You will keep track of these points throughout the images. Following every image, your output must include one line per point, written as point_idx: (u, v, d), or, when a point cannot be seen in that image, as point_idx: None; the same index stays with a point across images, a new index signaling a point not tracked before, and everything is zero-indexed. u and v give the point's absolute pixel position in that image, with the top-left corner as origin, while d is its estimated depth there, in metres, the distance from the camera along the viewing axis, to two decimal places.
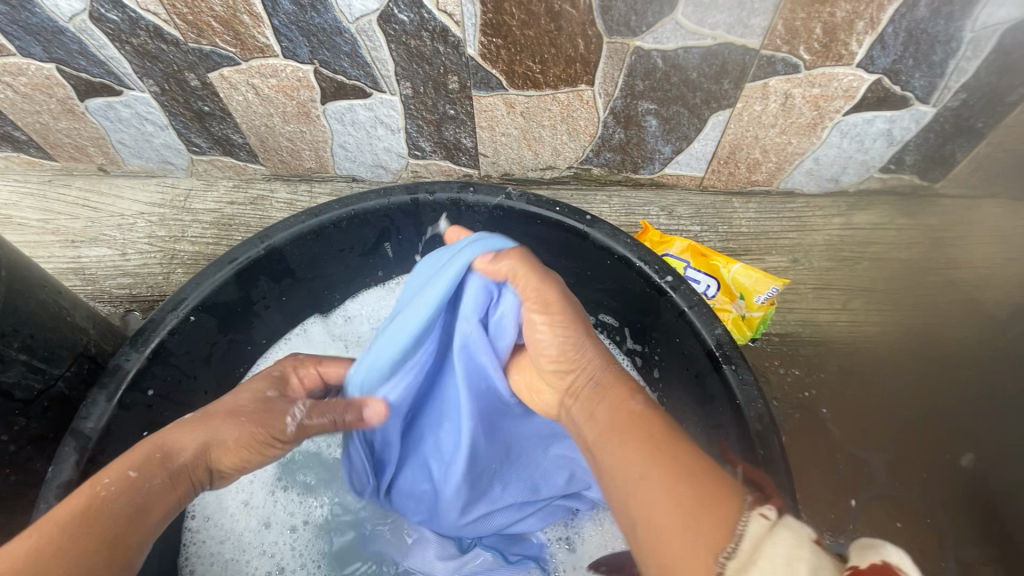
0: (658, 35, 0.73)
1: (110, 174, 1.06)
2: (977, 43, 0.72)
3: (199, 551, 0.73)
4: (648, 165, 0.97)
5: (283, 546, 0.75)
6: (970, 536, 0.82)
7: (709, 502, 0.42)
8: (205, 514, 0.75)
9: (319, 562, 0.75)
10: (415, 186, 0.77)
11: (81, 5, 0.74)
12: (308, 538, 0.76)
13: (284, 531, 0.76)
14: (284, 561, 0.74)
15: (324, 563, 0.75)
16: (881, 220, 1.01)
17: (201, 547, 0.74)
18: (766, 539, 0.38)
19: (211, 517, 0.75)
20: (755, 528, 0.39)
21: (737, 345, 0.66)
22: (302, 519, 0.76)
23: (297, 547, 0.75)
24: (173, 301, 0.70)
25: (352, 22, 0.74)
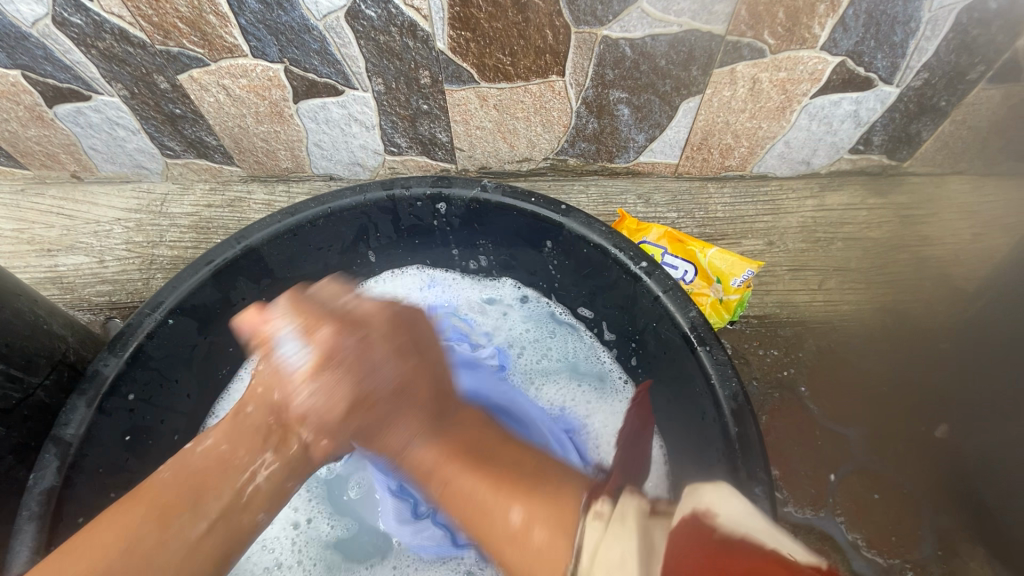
0: (625, 23, 0.74)
1: (83, 181, 1.05)
2: (935, 23, 0.73)
3: None
4: (623, 154, 0.98)
5: (282, 540, 0.77)
6: (945, 505, 0.84)
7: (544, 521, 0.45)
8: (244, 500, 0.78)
9: (315, 560, 0.76)
10: (391, 182, 0.78)
11: (43, 9, 0.73)
12: (306, 536, 0.77)
13: (285, 527, 0.77)
14: (280, 556, 0.76)
15: (319, 561, 0.76)
16: (853, 200, 1.03)
17: None
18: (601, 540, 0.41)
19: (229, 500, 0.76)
20: (591, 531, 0.42)
21: (711, 327, 0.67)
22: (303, 517, 0.78)
23: (294, 544, 0.77)
24: (150, 305, 0.70)
25: (320, 19, 0.74)
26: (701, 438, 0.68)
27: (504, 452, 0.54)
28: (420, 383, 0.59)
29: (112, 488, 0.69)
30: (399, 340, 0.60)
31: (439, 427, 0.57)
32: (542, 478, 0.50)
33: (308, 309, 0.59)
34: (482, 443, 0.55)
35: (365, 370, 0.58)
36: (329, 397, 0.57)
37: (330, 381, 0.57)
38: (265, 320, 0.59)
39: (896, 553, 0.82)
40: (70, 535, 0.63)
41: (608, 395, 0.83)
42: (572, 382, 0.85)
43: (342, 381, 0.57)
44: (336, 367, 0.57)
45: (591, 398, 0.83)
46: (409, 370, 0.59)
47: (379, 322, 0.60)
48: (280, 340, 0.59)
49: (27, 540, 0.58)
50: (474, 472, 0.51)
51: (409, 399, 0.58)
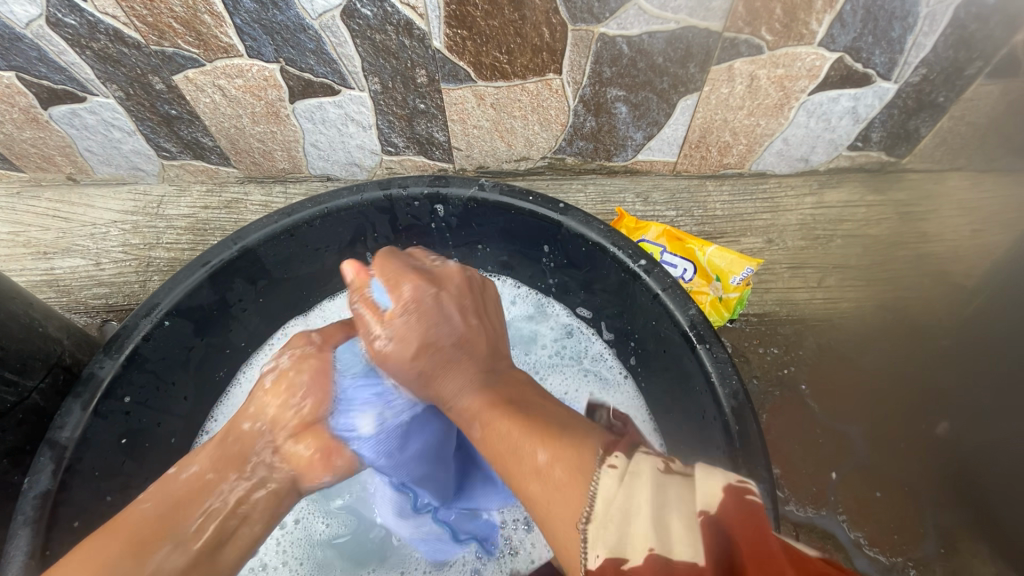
0: (622, 20, 0.73)
1: (79, 183, 1.05)
2: (933, 18, 0.73)
3: None
4: (621, 152, 0.98)
5: (268, 540, 0.76)
6: (947, 502, 0.84)
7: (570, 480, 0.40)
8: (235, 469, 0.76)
9: (302, 561, 0.76)
10: (388, 182, 0.77)
11: (37, 10, 0.73)
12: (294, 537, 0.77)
13: (273, 527, 0.77)
14: (264, 557, 0.75)
15: (306, 561, 0.76)
16: (852, 197, 1.02)
17: None
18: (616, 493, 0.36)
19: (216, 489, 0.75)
20: (608, 482, 0.37)
21: (711, 325, 0.67)
22: (291, 518, 0.77)
23: (281, 544, 0.76)
24: (145, 307, 0.69)
25: (315, 18, 0.74)
26: (701, 437, 0.67)
27: (538, 403, 0.52)
28: (478, 341, 0.61)
29: (108, 492, 0.69)
30: (469, 300, 0.64)
31: (488, 380, 0.57)
32: (568, 428, 0.46)
33: (396, 264, 0.65)
34: (524, 398, 0.53)
35: (435, 325, 0.61)
36: (401, 339, 0.61)
37: (399, 325, 0.61)
38: (365, 269, 0.65)
39: (898, 550, 0.81)
40: (66, 539, 0.62)
41: (608, 388, 0.83)
42: (574, 376, 0.85)
43: (417, 325, 0.61)
44: (414, 315, 0.61)
45: (592, 392, 0.83)
46: (471, 329, 0.62)
47: (460, 285, 0.65)
48: (370, 286, 0.64)
49: (22, 545, 0.57)
50: (510, 419, 0.49)
51: (466, 356, 0.59)
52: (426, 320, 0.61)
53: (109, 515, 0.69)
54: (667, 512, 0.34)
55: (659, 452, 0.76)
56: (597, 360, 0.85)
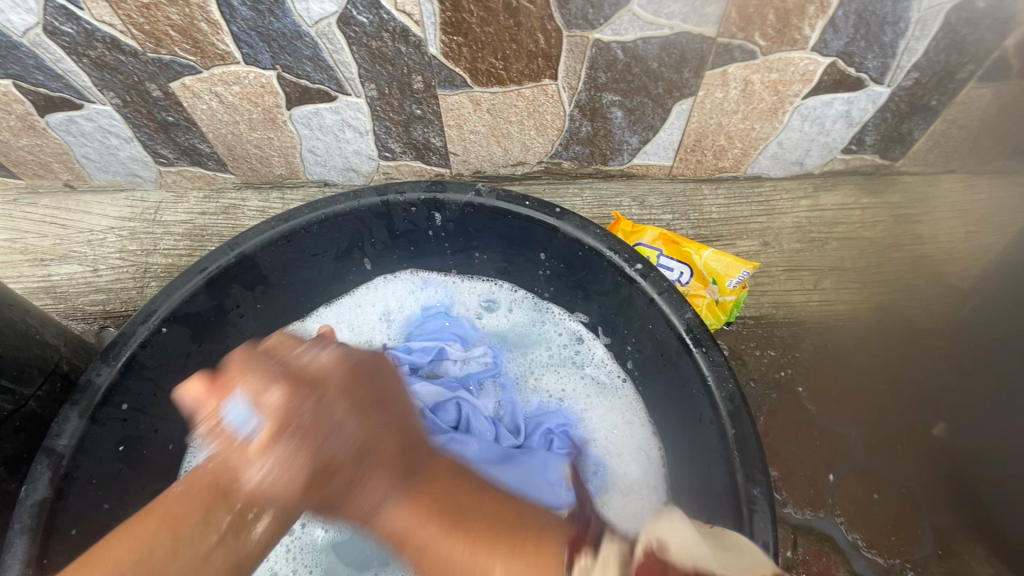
0: (616, 26, 0.74)
1: (77, 190, 1.05)
2: (924, 23, 0.74)
3: None
4: (617, 157, 0.98)
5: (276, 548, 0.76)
6: (944, 504, 0.84)
7: None
8: None
9: (310, 568, 0.76)
10: (385, 188, 0.77)
11: (34, 18, 0.73)
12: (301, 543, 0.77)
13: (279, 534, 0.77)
14: (275, 565, 0.76)
15: (314, 568, 0.76)
16: (847, 200, 1.03)
17: None
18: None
19: None
20: None
21: (707, 328, 0.67)
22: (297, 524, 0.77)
23: (289, 552, 0.76)
24: (143, 314, 0.69)
25: (312, 26, 0.74)
26: (698, 440, 0.68)
27: (476, 498, 0.52)
28: (385, 438, 0.56)
29: (106, 499, 0.68)
30: (356, 386, 0.57)
31: (409, 483, 0.53)
32: (523, 537, 0.48)
33: (251, 380, 0.54)
34: (455, 497, 0.52)
35: (337, 442, 0.53)
36: (295, 472, 0.51)
37: (285, 460, 0.51)
38: (215, 387, 0.54)
39: (897, 552, 0.81)
40: (63, 547, 0.62)
41: (607, 391, 0.83)
42: (573, 379, 0.85)
43: (308, 441, 0.52)
44: (297, 435, 0.52)
45: (592, 394, 0.83)
46: (369, 426, 0.55)
47: (335, 377, 0.57)
48: (227, 410, 0.53)
49: (19, 553, 0.57)
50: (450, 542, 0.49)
51: (361, 465, 0.53)
52: (324, 431, 0.53)
53: (107, 522, 0.69)
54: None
55: (657, 454, 0.76)
56: (595, 363, 0.85)
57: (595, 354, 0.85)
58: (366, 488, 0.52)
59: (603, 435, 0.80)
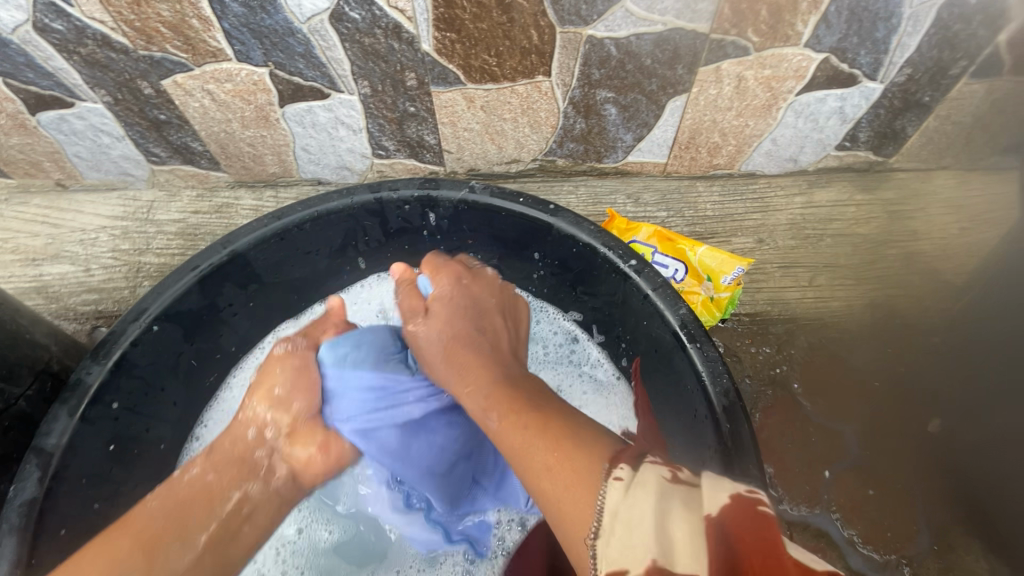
0: (609, 23, 0.74)
1: (69, 189, 1.04)
2: (917, 19, 0.74)
3: None
4: (611, 154, 0.98)
5: (267, 551, 0.75)
6: (939, 500, 0.84)
7: (579, 482, 0.46)
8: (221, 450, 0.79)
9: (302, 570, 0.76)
10: (378, 185, 0.77)
11: (24, 15, 0.73)
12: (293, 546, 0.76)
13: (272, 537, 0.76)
14: (263, 568, 0.75)
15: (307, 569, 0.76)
16: (841, 197, 1.03)
17: None
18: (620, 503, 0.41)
19: None
20: (612, 494, 0.42)
21: (702, 324, 0.67)
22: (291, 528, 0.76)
23: (281, 554, 0.76)
24: (134, 312, 0.68)
25: (304, 22, 0.74)
26: (692, 437, 0.67)
27: (554, 408, 0.57)
28: (500, 347, 0.70)
29: (95, 499, 0.68)
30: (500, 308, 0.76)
31: (505, 381, 0.63)
32: (578, 428, 0.52)
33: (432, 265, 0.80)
34: (538, 400, 0.59)
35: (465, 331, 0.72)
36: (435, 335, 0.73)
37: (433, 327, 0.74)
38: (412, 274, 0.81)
39: (892, 548, 0.81)
40: (52, 547, 0.61)
41: (602, 389, 0.83)
42: (569, 377, 0.85)
43: (456, 327, 0.72)
44: (456, 315, 0.73)
45: (587, 393, 0.84)
46: (497, 333, 0.72)
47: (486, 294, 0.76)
48: (417, 281, 0.81)
49: (6, 554, 0.56)
50: (518, 420, 0.56)
51: (481, 352, 0.68)
52: (467, 320, 0.73)
53: (96, 523, 0.68)
54: (671, 517, 0.38)
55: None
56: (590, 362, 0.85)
57: (590, 352, 0.86)
58: (472, 373, 0.66)
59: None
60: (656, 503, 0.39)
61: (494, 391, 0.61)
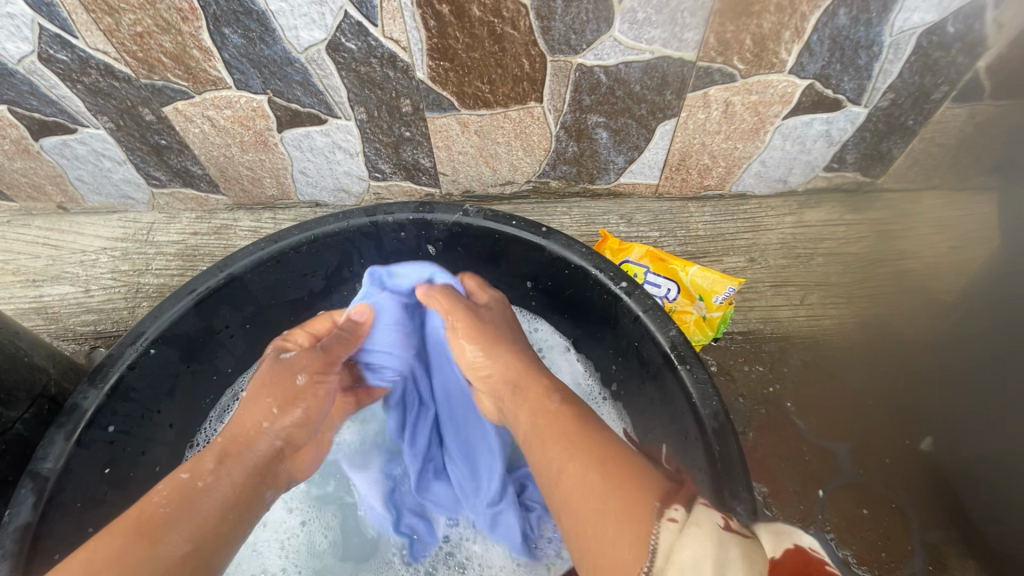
0: (598, 51, 0.76)
1: (70, 212, 1.06)
2: (897, 47, 0.76)
3: None
4: (604, 176, 1.00)
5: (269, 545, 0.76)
6: (934, 519, 0.84)
7: (619, 491, 0.50)
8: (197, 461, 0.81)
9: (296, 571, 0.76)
10: (374, 209, 0.78)
11: (29, 46, 0.75)
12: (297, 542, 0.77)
13: (275, 531, 0.76)
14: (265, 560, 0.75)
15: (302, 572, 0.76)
16: (830, 216, 1.05)
17: None
18: (675, 545, 0.40)
19: None
20: (666, 535, 0.42)
21: (691, 345, 0.68)
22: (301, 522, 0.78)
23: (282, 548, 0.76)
24: (131, 335, 0.69)
25: (301, 52, 0.76)
26: (683, 456, 0.68)
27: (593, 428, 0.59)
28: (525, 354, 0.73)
29: (90, 523, 0.68)
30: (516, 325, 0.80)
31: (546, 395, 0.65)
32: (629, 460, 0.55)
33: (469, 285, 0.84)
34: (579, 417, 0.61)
35: (519, 350, 0.74)
36: (489, 349, 0.74)
37: (491, 343, 0.74)
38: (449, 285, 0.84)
39: (886, 569, 0.81)
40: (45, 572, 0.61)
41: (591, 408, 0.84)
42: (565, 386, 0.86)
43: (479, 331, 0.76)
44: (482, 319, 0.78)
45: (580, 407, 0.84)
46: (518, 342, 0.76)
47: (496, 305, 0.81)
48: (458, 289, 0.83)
49: None
50: (570, 424, 0.59)
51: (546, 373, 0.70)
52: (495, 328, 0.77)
53: None
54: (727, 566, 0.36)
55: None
56: (577, 376, 0.87)
57: (580, 366, 0.87)
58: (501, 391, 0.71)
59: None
60: (715, 551, 0.38)
61: (567, 399, 0.63)
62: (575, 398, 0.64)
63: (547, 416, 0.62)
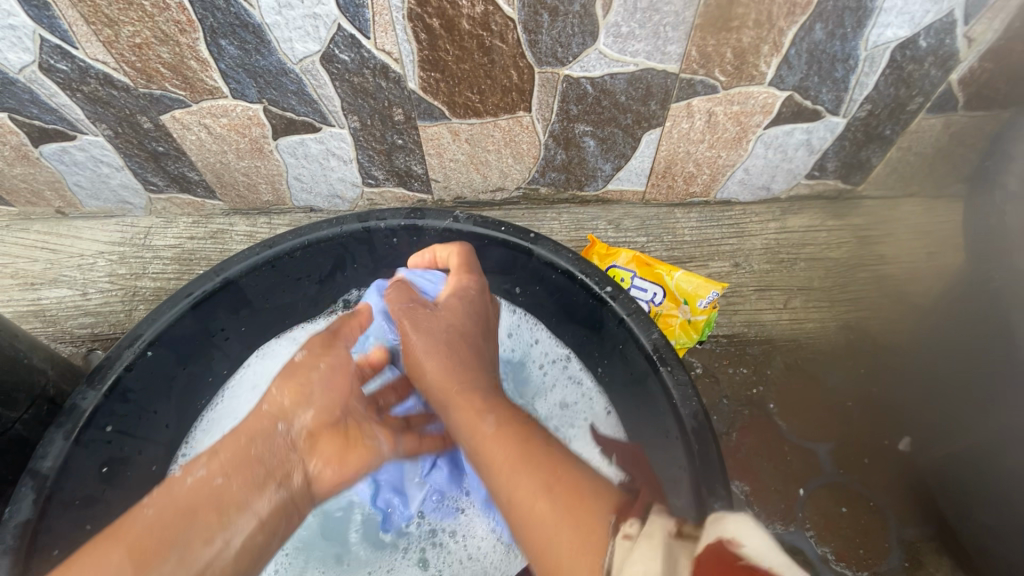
0: (584, 63, 0.78)
1: (68, 217, 1.07)
2: (872, 60, 0.79)
3: None
4: (592, 183, 1.02)
5: None
6: (910, 517, 0.87)
7: (567, 513, 0.49)
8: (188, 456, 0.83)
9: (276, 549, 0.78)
10: (367, 214, 0.80)
11: (31, 56, 0.77)
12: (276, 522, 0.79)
13: None
14: None
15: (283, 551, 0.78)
16: (813, 222, 1.07)
17: None
18: (626, 560, 0.41)
19: None
20: (620, 551, 0.43)
21: (672, 348, 0.70)
22: None
23: None
24: (129, 338, 0.71)
25: (296, 63, 0.78)
26: (664, 456, 0.70)
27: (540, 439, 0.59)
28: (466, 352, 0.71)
29: (88, 520, 0.70)
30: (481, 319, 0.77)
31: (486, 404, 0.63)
32: (571, 468, 0.55)
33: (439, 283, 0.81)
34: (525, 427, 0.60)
35: (464, 341, 0.73)
36: (430, 351, 0.70)
37: (429, 332, 0.72)
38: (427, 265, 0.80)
39: (863, 565, 0.84)
40: (44, 567, 0.63)
41: (575, 413, 0.86)
42: (572, 393, 0.87)
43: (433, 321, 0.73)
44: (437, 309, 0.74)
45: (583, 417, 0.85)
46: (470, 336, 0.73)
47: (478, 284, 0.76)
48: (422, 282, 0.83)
49: None
50: (515, 448, 0.57)
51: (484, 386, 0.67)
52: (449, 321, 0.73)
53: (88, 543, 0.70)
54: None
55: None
56: (584, 394, 0.86)
57: (588, 377, 0.86)
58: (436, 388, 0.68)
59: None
60: (661, 557, 0.38)
61: (501, 420, 0.61)
62: (513, 419, 0.61)
63: (490, 434, 0.59)
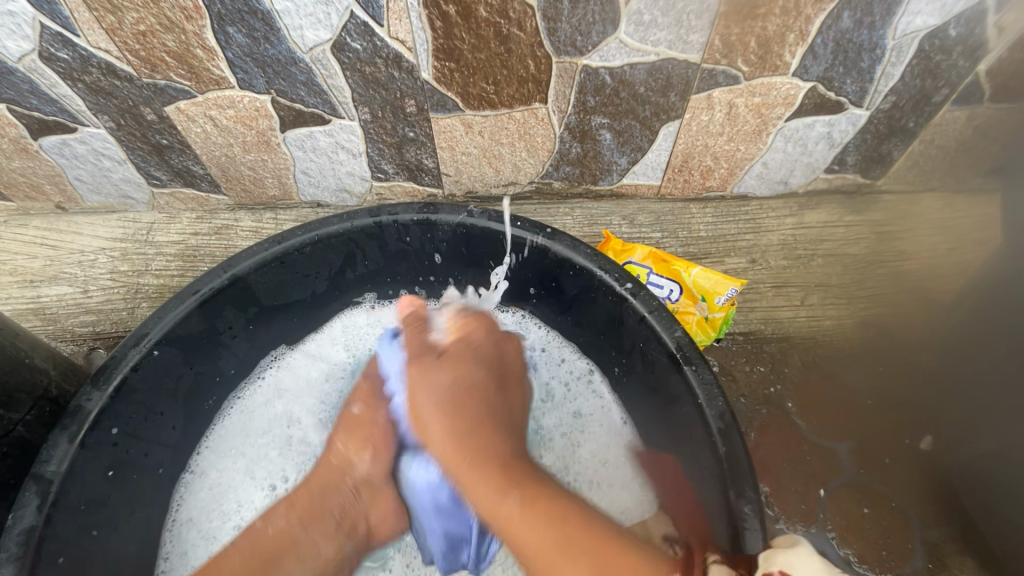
0: (604, 53, 0.76)
1: (68, 212, 1.05)
2: (900, 50, 0.77)
3: (176, 547, 0.76)
4: (607, 177, 1.00)
5: None
6: (933, 518, 0.85)
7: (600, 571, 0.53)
8: (201, 469, 0.81)
9: None
10: (378, 209, 0.78)
11: (30, 45, 0.74)
12: None
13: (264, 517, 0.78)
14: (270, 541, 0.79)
15: None
16: (831, 218, 1.05)
17: (177, 543, 0.76)
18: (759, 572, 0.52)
19: (213, 487, 0.80)
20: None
21: (696, 346, 0.68)
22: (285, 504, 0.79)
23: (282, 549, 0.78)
24: (135, 337, 0.69)
25: (306, 52, 0.75)
26: (690, 458, 0.68)
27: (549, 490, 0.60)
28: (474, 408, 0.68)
29: (93, 526, 0.67)
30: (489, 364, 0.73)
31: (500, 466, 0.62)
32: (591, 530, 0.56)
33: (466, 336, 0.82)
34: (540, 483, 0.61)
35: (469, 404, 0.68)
36: (439, 418, 0.67)
37: (432, 411, 0.68)
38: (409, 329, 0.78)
39: (886, 567, 0.82)
40: None
41: (591, 415, 0.84)
42: (591, 405, 0.85)
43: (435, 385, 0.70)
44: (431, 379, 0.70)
45: (597, 424, 0.83)
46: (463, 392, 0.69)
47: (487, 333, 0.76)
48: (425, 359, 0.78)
49: None
50: (549, 529, 0.56)
51: (502, 440, 0.66)
52: (445, 388, 0.69)
53: (95, 550, 0.67)
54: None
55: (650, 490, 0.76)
56: (603, 402, 0.84)
57: (609, 392, 0.84)
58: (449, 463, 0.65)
59: (591, 468, 0.81)
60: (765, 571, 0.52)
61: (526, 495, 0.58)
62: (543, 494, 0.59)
63: (513, 507, 0.58)
